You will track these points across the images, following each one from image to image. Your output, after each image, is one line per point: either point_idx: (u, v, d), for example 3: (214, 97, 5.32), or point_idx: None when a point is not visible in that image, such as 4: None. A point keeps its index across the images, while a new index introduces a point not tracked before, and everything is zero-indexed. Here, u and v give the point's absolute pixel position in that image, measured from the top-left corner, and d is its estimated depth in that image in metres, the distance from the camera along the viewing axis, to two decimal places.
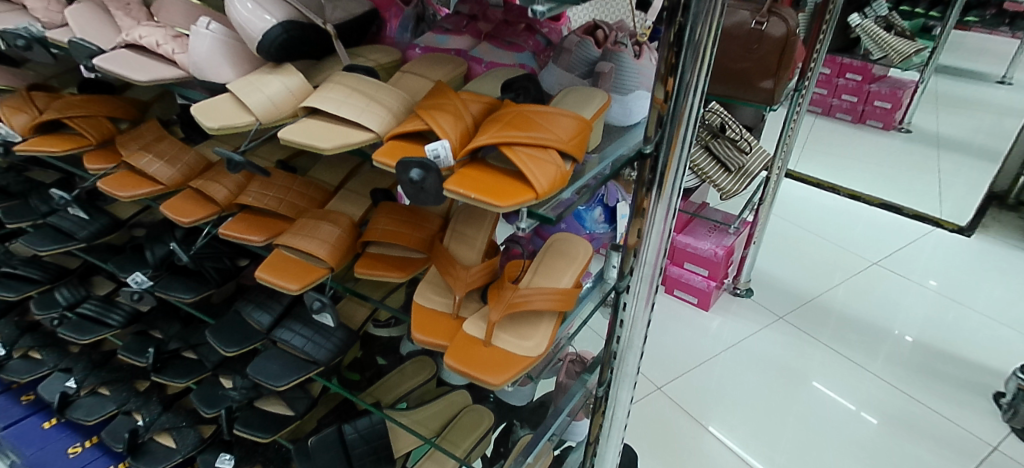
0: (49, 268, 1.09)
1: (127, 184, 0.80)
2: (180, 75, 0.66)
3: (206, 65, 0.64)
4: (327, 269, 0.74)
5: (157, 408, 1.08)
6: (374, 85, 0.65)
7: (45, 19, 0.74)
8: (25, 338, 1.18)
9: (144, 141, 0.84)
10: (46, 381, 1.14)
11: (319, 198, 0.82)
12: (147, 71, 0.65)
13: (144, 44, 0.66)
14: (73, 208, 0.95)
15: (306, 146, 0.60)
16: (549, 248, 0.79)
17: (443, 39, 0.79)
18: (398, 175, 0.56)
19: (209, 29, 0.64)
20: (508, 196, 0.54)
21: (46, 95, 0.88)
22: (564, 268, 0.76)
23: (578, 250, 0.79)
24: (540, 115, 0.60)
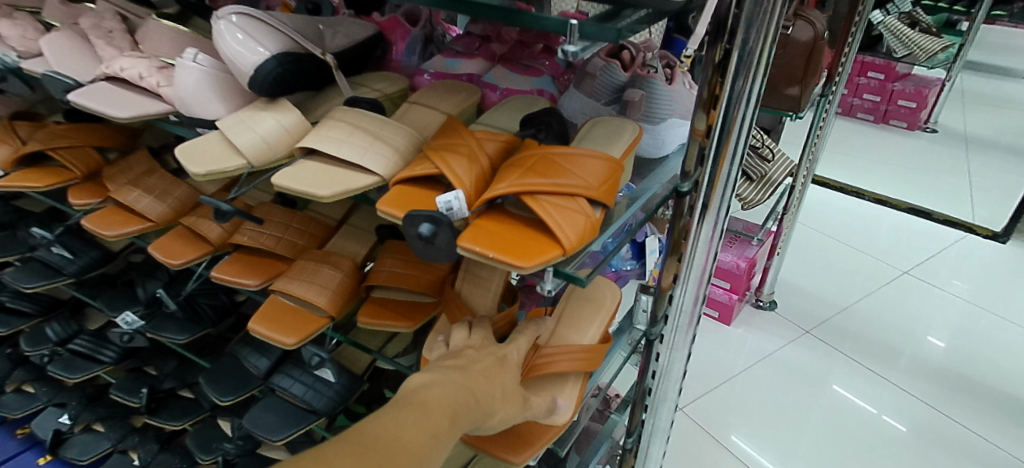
0: (41, 300, 1.04)
1: (113, 222, 0.74)
2: (166, 109, 0.60)
3: (191, 101, 0.58)
4: (327, 318, 0.67)
5: (154, 446, 1.02)
6: (379, 120, 0.58)
7: (21, 48, 0.69)
8: (18, 371, 1.13)
9: (133, 175, 0.78)
10: (40, 416, 1.09)
11: (320, 236, 0.75)
12: (129, 107, 0.58)
13: (125, 77, 0.60)
14: (55, 246, 0.88)
15: (301, 193, 0.53)
16: (573, 292, 0.73)
17: (454, 63, 0.72)
18: (406, 229, 0.49)
19: (195, 61, 0.57)
20: (531, 254, 0.47)
21: (30, 124, 0.82)
22: (591, 319, 0.69)
23: (604, 295, 0.73)
24: (566, 157, 0.53)
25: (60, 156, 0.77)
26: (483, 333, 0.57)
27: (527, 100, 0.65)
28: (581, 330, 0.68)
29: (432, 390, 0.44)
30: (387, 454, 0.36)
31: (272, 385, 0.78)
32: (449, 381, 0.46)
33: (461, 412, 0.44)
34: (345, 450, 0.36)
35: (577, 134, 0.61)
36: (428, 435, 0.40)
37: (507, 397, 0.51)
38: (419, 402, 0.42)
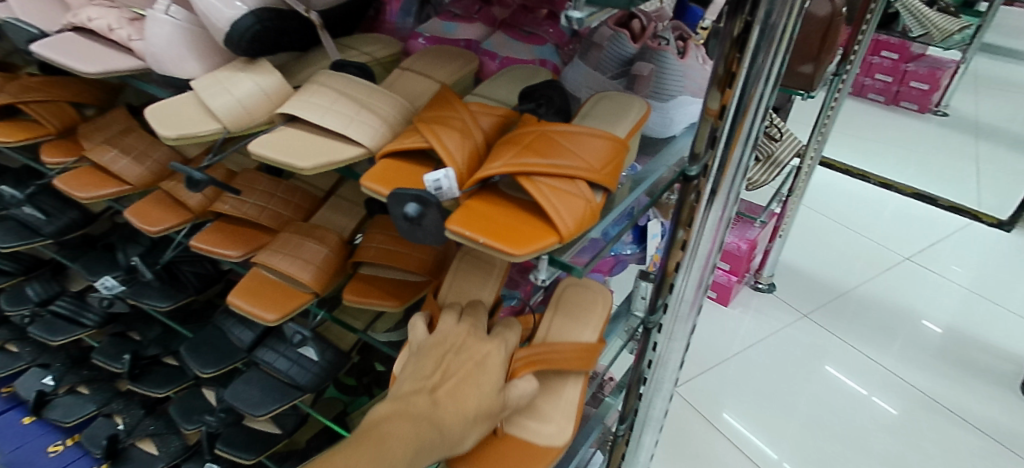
0: (23, 259, 1.01)
1: (88, 182, 0.70)
2: (138, 65, 0.55)
3: (165, 58, 0.53)
4: (311, 294, 0.63)
5: (139, 411, 0.98)
6: (366, 88, 0.54)
7: None
8: (2, 330, 1.10)
9: (110, 134, 0.74)
10: (24, 376, 1.06)
11: (306, 207, 0.71)
12: (98, 62, 0.54)
13: (93, 28, 0.55)
14: (27, 207, 0.84)
15: (281, 165, 0.49)
16: (562, 296, 0.69)
17: (451, 27, 0.67)
18: (391, 208, 0.46)
19: (168, 14, 0.52)
20: (525, 240, 0.43)
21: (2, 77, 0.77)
22: (581, 320, 0.66)
23: (594, 298, 0.69)
24: (565, 135, 0.49)
25: (31, 110, 0.72)
26: (472, 321, 0.54)
27: (528, 70, 0.61)
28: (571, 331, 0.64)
29: (395, 422, 0.43)
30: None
31: (256, 359, 0.74)
32: (415, 411, 0.44)
33: (423, 449, 0.42)
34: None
35: (580, 110, 0.57)
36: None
37: (483, 412, 0.47)
38: (378, 441, 0.40)
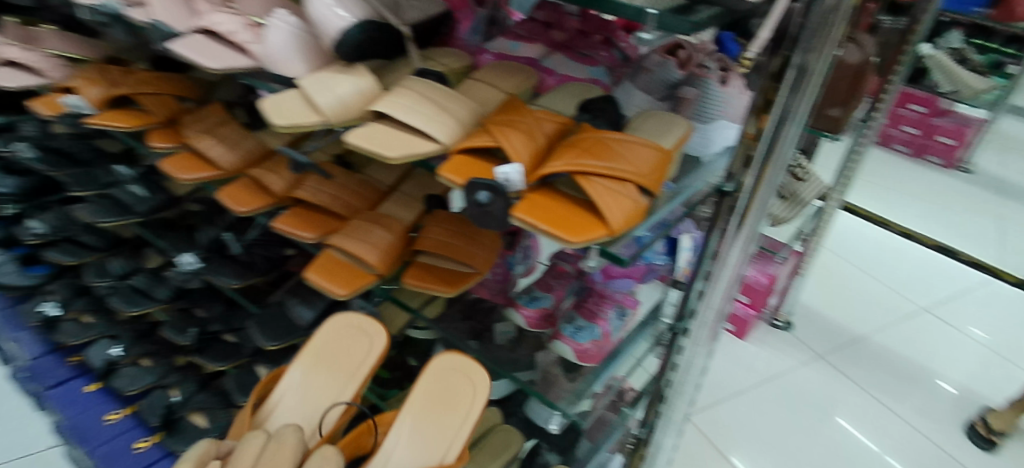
0: (107, 236, 1.11)
1: (188, 167, 0.79)
2: (251, 65, 0.64)
3: (278, 59, 0.62)
4: (375, 275, 0.71)
5: (193, 385, 1.05)
6: (443, 92, 0.62)
7: None
8: (79, 301, 1.18)
9: (207, 125, 0.82)
10: (93, 346, 1.13)
11: (371, 199, 0.79)
12: (219, 59, 0.62)
13: (218, 31, 0.64)
14: (135, 185, 0.99)
15: (373, 154, 0.57)
16: (444, 389, 0.78)
17: (515, 46, 0.75)
18: (465, 195, 0.53)
19: (286, 23, 0.61)
20: (580, 230, 0.50)
21: (119, 70, 0.87)
22: (432, 428, 0.76)
23: (465, 397, 0.76)
24: (619, 143, 0.55)
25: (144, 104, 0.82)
26: (296, 443, 0.68)
27: (583, 87, 0.68)
28: (408, 458, 0.75)
29: None
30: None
31: None
32: None
33: None
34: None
35: (630, 125, 0.63)
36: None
37: None
38: None
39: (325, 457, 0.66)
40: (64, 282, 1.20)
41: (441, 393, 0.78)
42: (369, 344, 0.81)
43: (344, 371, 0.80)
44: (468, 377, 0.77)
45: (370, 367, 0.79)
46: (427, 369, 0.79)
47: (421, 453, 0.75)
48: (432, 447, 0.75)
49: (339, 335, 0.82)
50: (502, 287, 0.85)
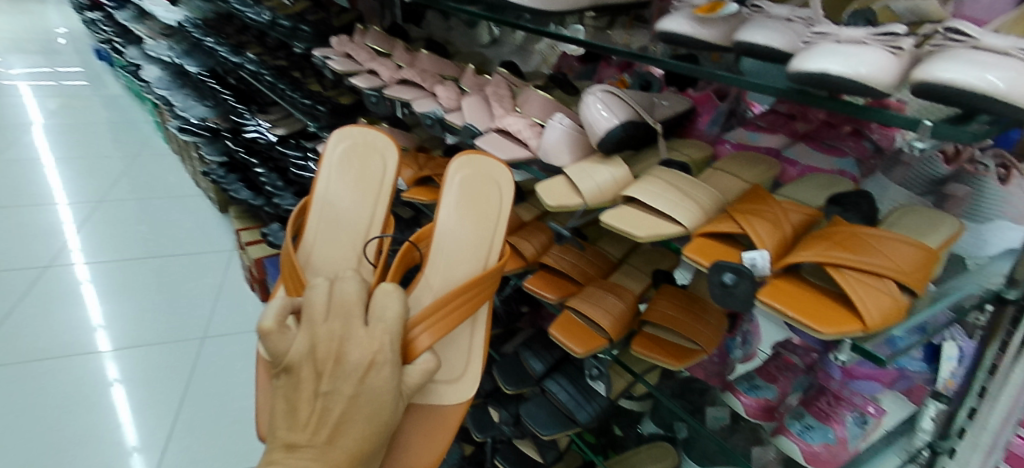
0: None
1: None
2: (528, 156, 0.83)
3: (551, 151, 0.78)
4: (606, 339, 0.77)
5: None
6: (691, 182, 0.68)
7: (445, 103, 0.99)
8: None
9: None
10: None
11: (602, 270, 0.86)
12: (508, 151, 0.84)
13: (509, 130, 0.85)
14: None
15: (623, 231, 0.64)
16: (467, 189, 0.90)
17: (756, 137, 0.79)
18: (710, 276, 0.57)
19: (561, 123, 0.77)
20: (830, 322, 0.51)
21: (425, 156, 1.14)
22: (470, 227, 0.90)
23: (490, 188, 0.88)
24: (877, 238, 0.55)
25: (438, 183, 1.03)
26: (345, 289, 0.78)
27: (830, 179, 0.68)
28: (455, 263, 0.89)
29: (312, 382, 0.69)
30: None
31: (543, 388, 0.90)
32: (331, 379, 0.69)
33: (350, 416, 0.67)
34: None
35: (885, 219, 0.62)
36: (344, 461, 0.65)
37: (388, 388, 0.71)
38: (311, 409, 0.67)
39: (385, 294, 0.77)
40: None
41: (471, 205, 0.90)
42: (383, 165, 1.03)
43: (372, 192, 1.03)
44: (494, 182, 0.88)
45: (390, 184, 1.02)
46: (449, 182, 0.91)
47: (462, 258, 0.89)
48: (463, 246, 0.90)
49: (363, 164, 1.04)
50: (720, 369, 0.83)
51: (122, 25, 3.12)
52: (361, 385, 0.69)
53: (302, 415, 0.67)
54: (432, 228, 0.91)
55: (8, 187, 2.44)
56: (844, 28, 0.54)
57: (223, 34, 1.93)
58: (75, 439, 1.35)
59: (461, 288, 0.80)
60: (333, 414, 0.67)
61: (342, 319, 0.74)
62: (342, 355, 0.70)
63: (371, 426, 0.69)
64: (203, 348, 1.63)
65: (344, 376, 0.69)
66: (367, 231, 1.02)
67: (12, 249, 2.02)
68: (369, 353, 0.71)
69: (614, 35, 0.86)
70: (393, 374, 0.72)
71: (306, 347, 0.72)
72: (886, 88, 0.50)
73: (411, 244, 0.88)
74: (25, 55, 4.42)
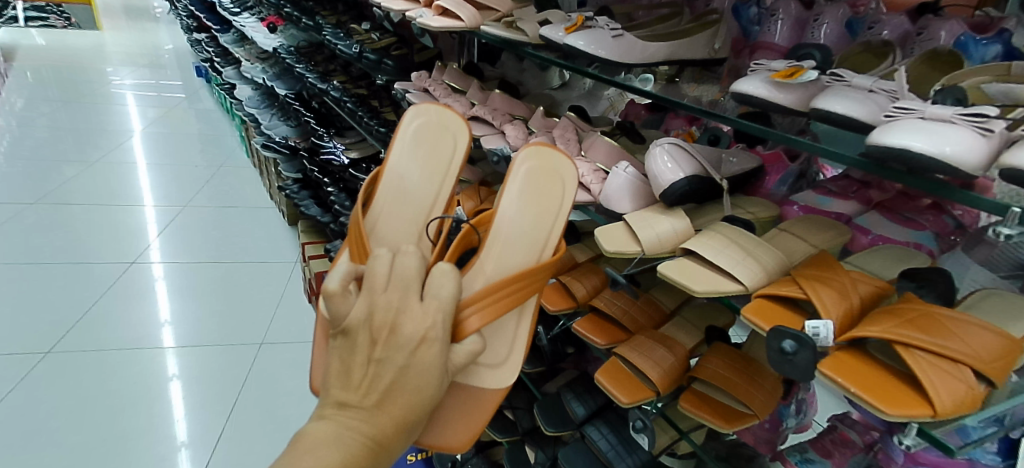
0: None
1: None
2: (590, 200, 0.84)
3: (613, 198, 0.79)
4: (653, 391, 0.76)
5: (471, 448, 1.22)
6: (754, 240, 0.67)
7: (513, 143, 1.02)
8: None
9: None
10: None
11: (654, 319, 0.85)
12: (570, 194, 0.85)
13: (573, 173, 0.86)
14: None
15: (679, 284, 0.64)
16: (532, 178, 0.84)
17: (826, 201, 0.76)
18: (767, 341, 0.56)
19: (625, 171, 0.79)
20: (897, 404, 0.49)
21: (488, 190, 1.17)
22: (531, 215, 0.82)
23: (558, 182, 0.83)
24: (954, 322, 0.52)
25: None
26: (402, 260, 0.68)
27: (905, 252, 0.66)
28: (513, 253, 0.82)
29: (359, 354, 0.61)
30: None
31: (583, 433, 0.90)
32: (379, 353, 0.61)
33: (393, 395, 0.59)
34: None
35: (963, 300, 0.60)
36: (388, 429, 0.59)
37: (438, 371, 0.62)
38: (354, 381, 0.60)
39: (442, 270, 0.69)
40: None
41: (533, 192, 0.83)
42: (453, 144, 0.97)
43: (439, 168, 0.97)
44: (558, 180, 0.83)
45: (457, 165, 0.97)
46: (515, 166, 0.83)
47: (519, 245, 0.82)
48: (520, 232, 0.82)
49: (429, 144, 0.98)
50: (771, 435, 0.82)
51: (223, 47, 3.37)
52: (414, 357, 0.61)
53: (353, 380, 0.60)
54: (491, 211, 0.84)
55: (106, 186, 2.64)
56: (930, 104, 0.53)
57: (313, 61, 2.05)
58: (133, 429, 1.42)
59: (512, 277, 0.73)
60: (384, 381, 0.59)
61: (400, 289, 0.65)
62: (396, 326, 0.62)
63: (417, 403, 0.61)
64: (259, 354, 1.70)
65: (397, 347, 0.61)
66: (427, 208, 0.95)
67: (102, 243, 2.18)
68: (421, 326, 0.63)
69: (684, 88, 0.88)
70: (443, 352, 0.64)
71: (363, 313, 0.63)
72: (972, 168, 0.48)
73: (471, 227, 0.81)
74: (134, 68, 4.81)
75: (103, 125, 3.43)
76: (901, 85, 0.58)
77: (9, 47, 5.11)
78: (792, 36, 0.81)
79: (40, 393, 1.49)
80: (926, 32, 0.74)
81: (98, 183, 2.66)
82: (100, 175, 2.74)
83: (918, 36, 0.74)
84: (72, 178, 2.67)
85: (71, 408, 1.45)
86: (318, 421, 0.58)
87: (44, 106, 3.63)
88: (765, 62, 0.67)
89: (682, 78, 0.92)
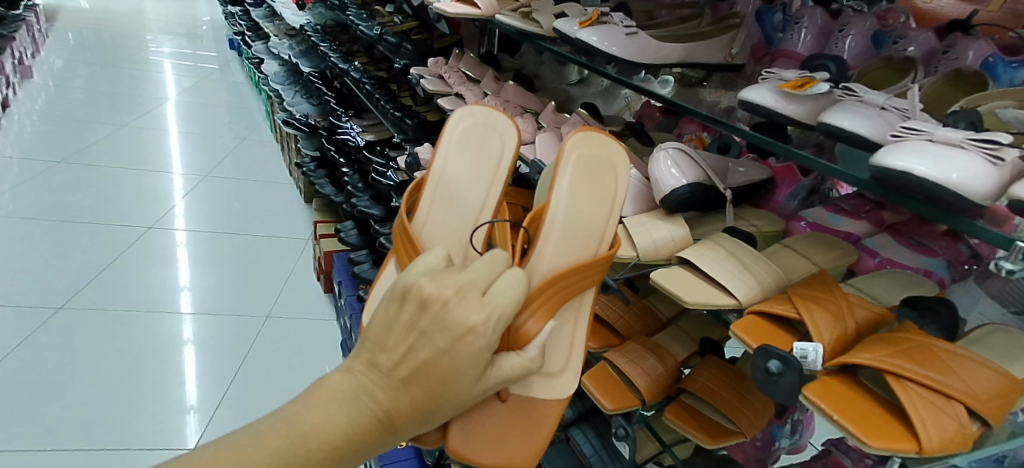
0: None
1: None
2: None
3: None
4: (640, 400, 0.75)
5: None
6: (753, 254, 0.65)
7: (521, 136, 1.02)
8: None
9: None
10: None
11: (649, 327, 0.84)
12: None
13: None
14: None
15: (671, 293, 0.63)
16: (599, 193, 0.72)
17: (836, 219, 0.73)
18: (754, 360, 0.53)
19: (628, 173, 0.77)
20: (883, 437, 0.46)
21: None
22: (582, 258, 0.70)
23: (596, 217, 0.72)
24: (950, 356, 0.50)
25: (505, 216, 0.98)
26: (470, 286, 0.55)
27: (913, 278, 0.63)
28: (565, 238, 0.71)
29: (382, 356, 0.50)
30: (370, 422, 0.48)
31: (568, 435, 0.90)
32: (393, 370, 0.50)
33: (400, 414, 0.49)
34: (271, 458, 0.44)
35: (966, 334, 0.57)
36: (405, 408, 0.49)
37: (457, 389, 0.51)
38: (360, 399, 0.48)
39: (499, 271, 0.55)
40: None
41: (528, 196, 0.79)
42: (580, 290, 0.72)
43: (486, 170, 0.79)
44: (612, 166, 0.73)
45: (508, 166, 0.78)
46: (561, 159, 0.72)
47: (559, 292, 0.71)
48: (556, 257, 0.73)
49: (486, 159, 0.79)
50: (762, 455, 0.80)
51: (255, 20, 3.39)
52: (457, 340, 0.49)
53: (387, 352, 0.50)
54: (543, 206, 0.73)
55: (133, 150, 2.68)
56: (941, 126, 0.50)
57: (338, 41, 2.06)
58: (141, 389, 1.44)
59: (569, 268, 0.65)
60: (415, 360, 0.49)
61: (464, 278, 0.52)
62: (437, 325, 0.49)
63: (455, 390, 0.50)
64: (265, 327, 1.71)
65: (441, 326, 0.49)
66: (474, 215, 0.78)
67: (124, 205, 2.21)
68: (454, 289, 0.51)
69: (704, 93, 0.85)
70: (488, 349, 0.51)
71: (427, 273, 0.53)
72: (979, 198, 0.46)
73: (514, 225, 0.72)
74: (172, 37, 4.88)
75: (136, 89, 3.48)
76: (914, 104, 0.55)
77: (53, 8, 5.21)
78: (815, 45, 0.79)
79: (56, 345, 1.52)
80: (952, 50, 0.70)
81: (126, 147, 2.70)
82: (130, 139, 2.79)
83: (944, 54, 0.71)
84: (103, 140, 2.73)
85: (80, 366, 1.47)
86: (342, 371, 0.50)
87: (82, 67, 3.70)
88: (777, 70, 0.64)
89: (710, 84, 0.88)
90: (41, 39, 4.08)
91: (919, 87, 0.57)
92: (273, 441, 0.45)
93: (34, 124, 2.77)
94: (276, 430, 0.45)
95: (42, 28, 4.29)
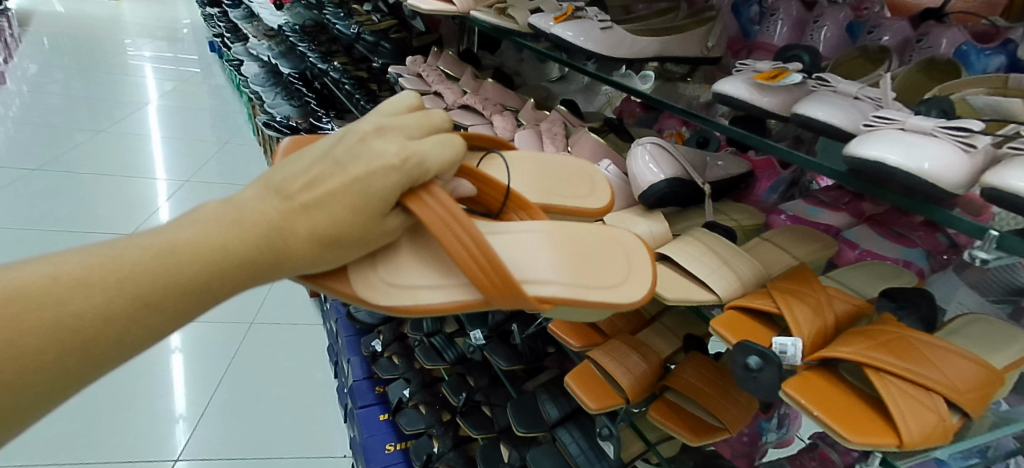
0: None
1: None
2: None
3: None
4: (624, 399, 0.74)
5: (449, 442, 1.19)
6: (732, 249, 0.64)
7: (501, 134, 1.01)
8: (395, 344, 1.44)
9: None
10: (395, 384, 1.36)
11: (633, 324, 0.82)
12: None
13: None
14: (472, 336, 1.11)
15: (650, 290, 0.62)
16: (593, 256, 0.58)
17: (816, 211, 0.73)
18: (733, 356, 0.53)
19: (607, 170, 0.77)
20: (864, 431, 0.46)
21: None
22: (549, 260, 0.55)
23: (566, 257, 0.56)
24: (928, 348, 0.49)
25: None
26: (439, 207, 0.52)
27: (892, 269, 0.63)
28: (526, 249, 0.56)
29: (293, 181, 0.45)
30: (260, 247, 0.42)
31: (554, 436, 0.89)
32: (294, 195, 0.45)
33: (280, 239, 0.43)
34: (132, 267, 0.38)
35: (946, 325, 0.56)
36: (298, 227, 0.44)
37: (350, 209, 0.45)
38: (241, 217, 0.43)
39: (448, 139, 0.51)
40: (390, 326, 1.47)
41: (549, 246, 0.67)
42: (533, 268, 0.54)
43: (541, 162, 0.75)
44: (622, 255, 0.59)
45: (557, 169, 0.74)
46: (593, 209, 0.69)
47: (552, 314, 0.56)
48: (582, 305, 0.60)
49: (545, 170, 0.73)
50: (750, 449, 0.80)
51: (234, 22, 3.35)
52: (372, 171, 0.45)
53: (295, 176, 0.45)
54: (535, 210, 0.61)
55: (112, 156, 2.63)
56: (913, 115, 0.50)
57: (317, 41, 2.03)
58: (122, 400, 1.41)
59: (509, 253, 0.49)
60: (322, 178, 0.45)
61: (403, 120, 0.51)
62: (363, 140, 0.48)
63: (359, 220, 0.45)
64: (250, 333, 1.68)
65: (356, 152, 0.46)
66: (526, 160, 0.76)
67: (106, 212, 2.18)
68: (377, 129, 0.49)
69: (683, 87, 0.84)
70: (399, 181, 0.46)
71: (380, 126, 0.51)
72: (952, 186, 0.46)
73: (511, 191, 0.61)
74: (151, 40, 4.81)
75: (114, 94, 3.42)
76: (887, 93, 0.55)
77: (27, 12, 5.11)
78: (792, 36, 0.78)
79: None
80: (926, 39, 0.71)
81: (105, 153, 2.65)
82: (108, 145, 2.74)
83: (917, 43, 0.71)
84: (80, 146, 2.68)
85: None
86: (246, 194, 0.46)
87: (58, 72, 3.63)
88: (751, 62, 0.64)
89: (695, 78, 0.86)
90: (15, 45, 4.01)
91: (891, 76, 0.56)
92: (134, 252, 0.39)
93: (9, 131, 2.72)
94: (141, 243, 0.40)
95: (15, 35, 4.21)
